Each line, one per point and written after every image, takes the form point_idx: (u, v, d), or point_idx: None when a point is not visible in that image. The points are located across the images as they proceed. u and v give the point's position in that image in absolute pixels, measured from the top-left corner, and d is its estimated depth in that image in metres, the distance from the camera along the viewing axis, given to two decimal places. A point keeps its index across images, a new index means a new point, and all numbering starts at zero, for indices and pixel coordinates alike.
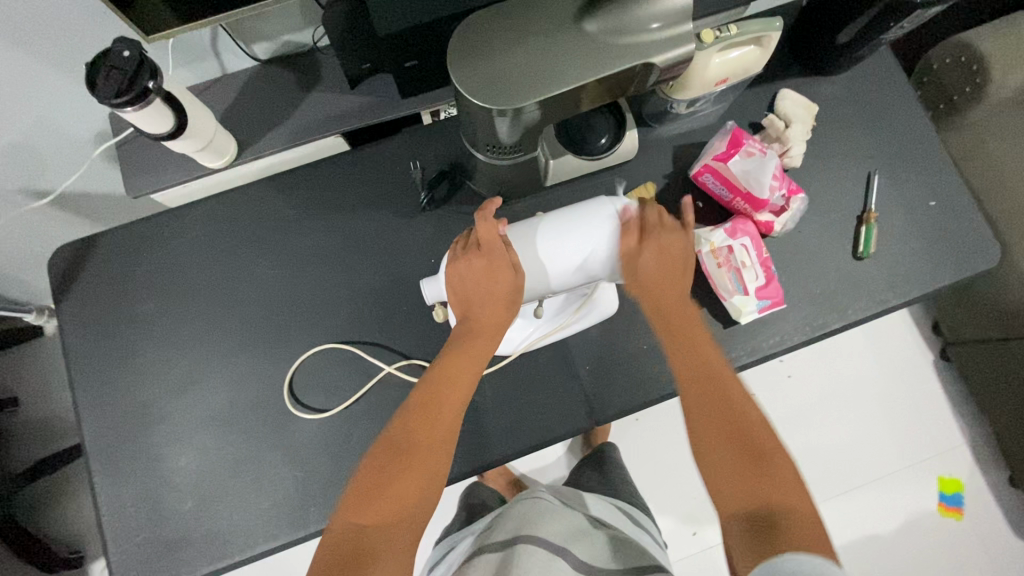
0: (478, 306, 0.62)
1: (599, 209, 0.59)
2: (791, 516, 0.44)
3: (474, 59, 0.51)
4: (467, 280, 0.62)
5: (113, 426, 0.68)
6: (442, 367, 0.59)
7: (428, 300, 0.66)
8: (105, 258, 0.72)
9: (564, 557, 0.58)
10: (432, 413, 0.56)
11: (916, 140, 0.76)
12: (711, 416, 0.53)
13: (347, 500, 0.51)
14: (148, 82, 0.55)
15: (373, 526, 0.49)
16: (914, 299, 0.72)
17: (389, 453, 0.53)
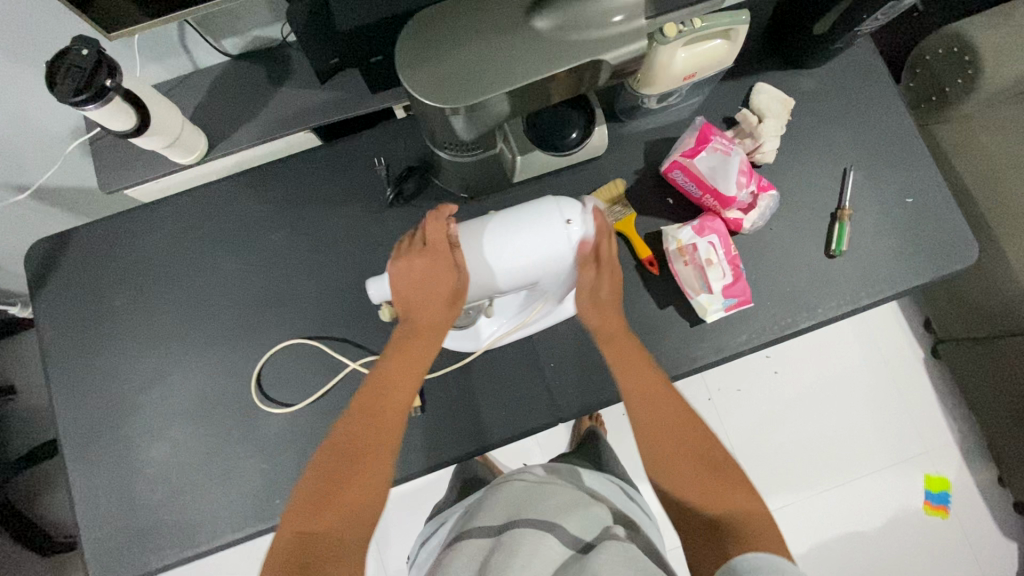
0: (419, 306, 0.63)
1: (547, 210, 0.57)
2: (740, 517, 0.52)
3: (423, 58, 0.50)
4: (410, 279, 0.62)
5: (89, 417, 0.70)
6: (382, 370, 0.62)
7: (375, 300, 0.63)
8: (80, 253, 0.74)
9: (552, 535, 0.57)
10: (373, 416, 0.59)
11: (896, 135, 0.75)
12: (665, 423, 0.59)
13: (296, 509, 0.54)
14: (106, 80, 0.56)
15: (325, 530, 0.52)
16: (886, 298, 0.71)
17: (335, 459, 0.56)
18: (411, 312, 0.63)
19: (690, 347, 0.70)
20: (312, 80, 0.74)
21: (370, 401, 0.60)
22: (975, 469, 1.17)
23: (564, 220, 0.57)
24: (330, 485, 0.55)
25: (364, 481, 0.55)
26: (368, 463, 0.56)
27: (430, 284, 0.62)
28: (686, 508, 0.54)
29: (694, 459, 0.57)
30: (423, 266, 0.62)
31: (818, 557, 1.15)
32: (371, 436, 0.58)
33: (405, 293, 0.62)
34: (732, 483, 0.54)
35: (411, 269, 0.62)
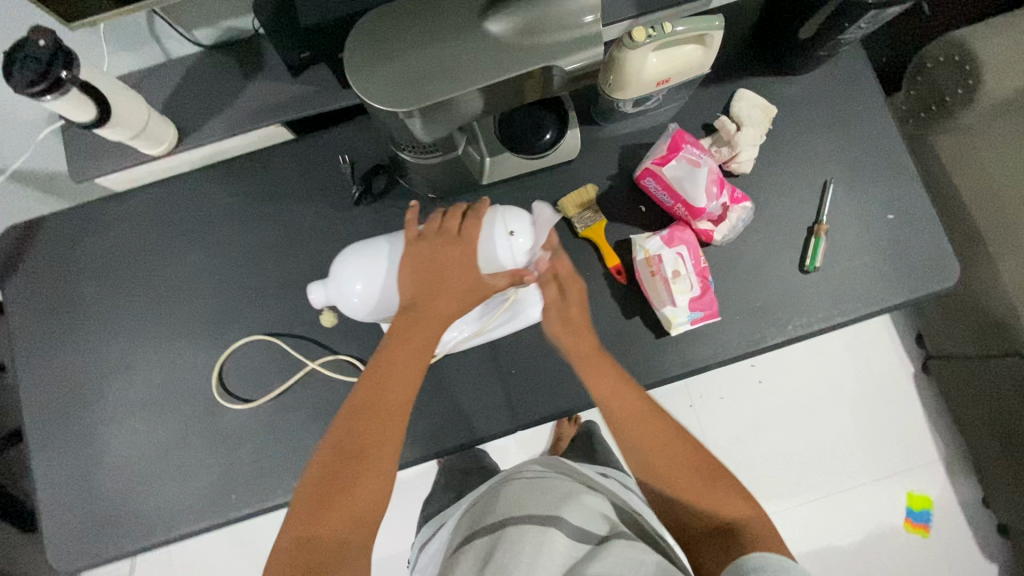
0: (435, 291, 0.55)
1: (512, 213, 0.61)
2: (751, 526, 0.50)
3: (372, 58, 0.49)
4: (432, 259, 0.55)
5: (57, 405, 0.71)
6: (387, 359, 0.54)
7: (316, 306, 0.62)
8: (50, 241, 0.74)
9: (556, 531, 0.50)
10: (378, 414, 0.52)
11: (880, 148, 0.72)
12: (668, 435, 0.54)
13: (296, 512, 0.49)
14: (62, 72, 0.55)
15: (332, 537, 0.47)
16: (862, 316, 0.69)
17: (339, 460, 0.50)
18: (423, 295, 0.55)
19: (655, 360, 0.68)
20: (284, 73, 0.72)
21: (374, 398, 0.52)
22: (961, 489, 1.14)
23: (507, 231, 0.59)
24: (333, 489, 0.49)
25: (375, 486, 0.49)
26: (376, 470, 0.50)
27: (454, 269, 0.56)
28: (689, 522, 0.52)
29: (693, 477, 0.52)
30: (451, 249, 0.56)
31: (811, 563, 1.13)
32: (377, 437, 0.51)
33: (423, 274, 0.55)
34: (735, 491, 0.52)
35: (441, 250, 0.56)
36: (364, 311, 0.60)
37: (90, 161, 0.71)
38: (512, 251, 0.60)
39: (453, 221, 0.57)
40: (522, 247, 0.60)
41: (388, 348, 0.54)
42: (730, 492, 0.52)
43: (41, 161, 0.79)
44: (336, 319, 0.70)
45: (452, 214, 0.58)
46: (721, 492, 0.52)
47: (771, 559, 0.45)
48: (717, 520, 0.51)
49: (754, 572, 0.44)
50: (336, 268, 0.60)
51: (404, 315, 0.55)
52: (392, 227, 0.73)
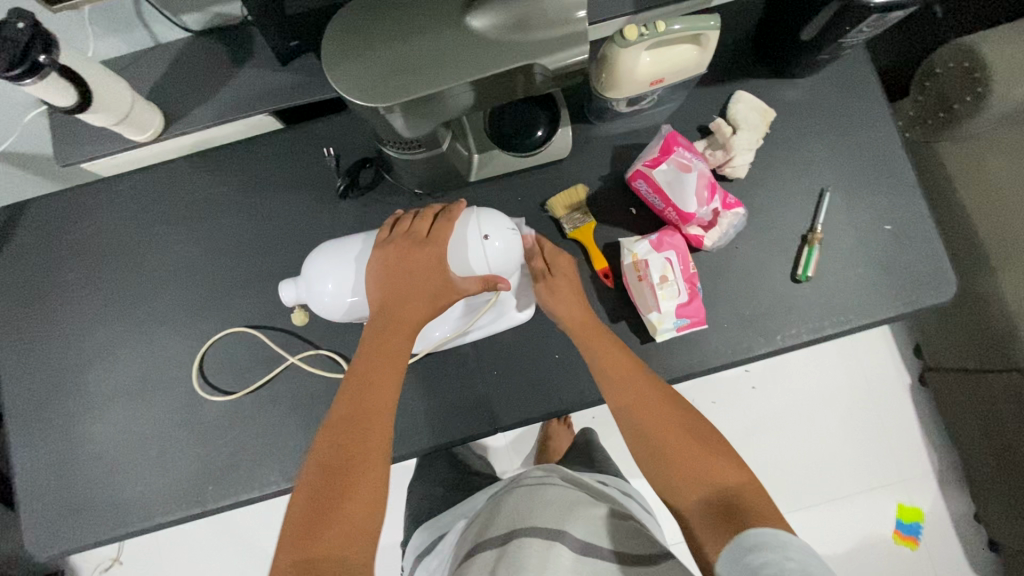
0: (406, 295, 0.55)
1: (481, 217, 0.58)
2: (747, 495, 0.49)
3: (351, 52, 0.48)
4: (401, 264, 0.56)
5: (38, 389, 0.71)
6: (363, 368, 0.53)
7: (287, 302, 0.60)
8: (35, 225, 0.74)
9: (563, 544, 0.49)
10: (360, 421, 0.50)
11: (880, 156, 0.70)
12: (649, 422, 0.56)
13: (286, 538, 0.45)
14: (41, 56, 0.54)
15: (331, 552, 0.44)
16: (853, 328, 0.67)
17: (324, 477, 0.47)
18: (394, 300, 0.55)
19: None
20: (272, 59, 0.70)
21: (355, 404, 0.51)
22: (953, 503, 1.13)
23: (481, 236, 0.57)
24: (325, 502, 0.46)
25: (369, 487, 0.47)
26: (365, 473, 0.48)
27: (422, 271, 0.56)
28: (680, 494, 0.52)
29: (682, 441, 0.54)
30: (419, 252, 0.56)
31: None
32: (360, 440, 0.49)
33: (392, 280, 0.55)
34: (726, 461, 0.52)
35: (409, 255, 0.56)
36: (339, 311, 0.59)
37: (74, 146, 0.70)
38: (485, 255, 0.57)
39: (420, 226, 0.58)
40: (497, 251, 0.57)
41: (363, 353, 0.53)
42: (720, 460, 0.52)
43: (29, 144, 0.78)
44: (308, 318, 0.69)
45: (422, 219, 0.58)
46: (710, 459, 0.52)
47: (767, 535, 0.43)
48: (707, 489, 0.50)
49: (752, 551, 0.42)
50: (308, 267, 0.59)
51: (375, 322, 0.55)
52: (377, 222, 0.72)
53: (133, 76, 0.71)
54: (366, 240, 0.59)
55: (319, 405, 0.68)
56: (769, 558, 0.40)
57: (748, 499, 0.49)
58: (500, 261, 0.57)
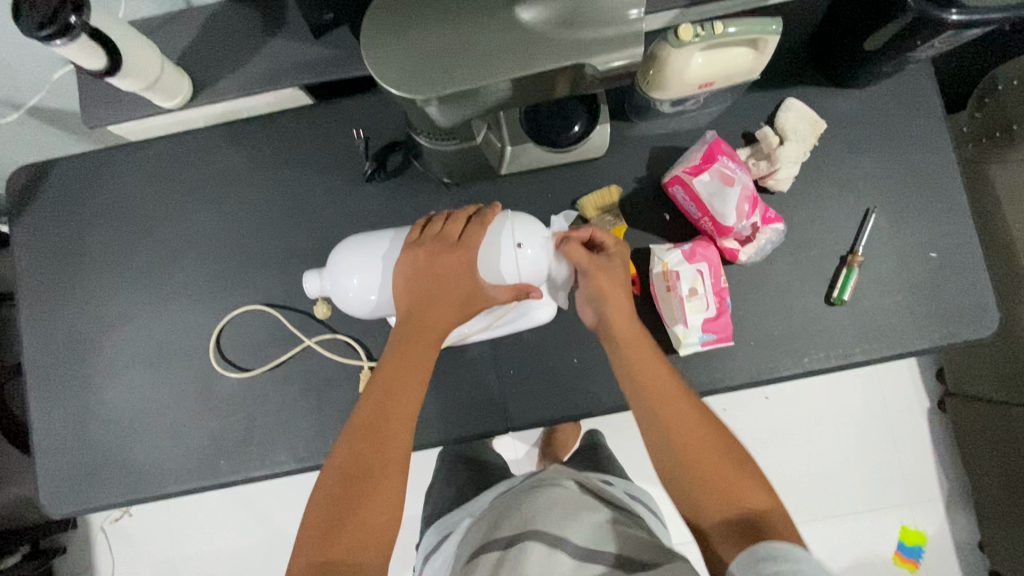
0: (432, 301, 0.54)
1: (518, 223, 0.56)
2: (769, 517, 0.48)
3: (391, 37, 0.45)
4: (429, 269, 0.54)
5: (57, 351, 0.71)
6: (386, 373, 0.52)
7: (310, 294, 0.60)
8: (59, 186, 0.73)
9: (565, 551, 0.49)
10: (380, 427, 0.50)
11: (934, 179, 0.66)
12: (679, 431, 0.53)
13: (303, 538, 0.46)
14: (71, 17, 0.52)
15: (346, 556, 0.45)
16: (884, 357, 0.65)
17: (340, 481, 0.48)
18: (420, 306, 0.54)
19: None
20: (306, 31, 0.67)
21: (376, 410, 0.50)
22: (960, 531, 1.10)
23: (514, 243, 0.55)
24: (341, 507, 0.46)
25: (383, 495, 0.47)
26: (380, 481, 0.48)
27: (451, 278, 0.54)
28: (704, 511, 0.50)
29: (713, 456, 0.52)
30: (449, 257, 0.54)
31: None
32: (378, 446, 0.49)
33: (420, 283, 0.54)
34: (753, 480, 0.51)
35: (438, 259, 0.54)
36: (363, 307, 0.58)
37: (102, 108, 0.69)
38: (517, 263, 0.56)
39: (451, 228, 0.56)
40: (529, 260, 0.56)
41: (388, 358, 0.53)
42: (748, 479, 0.50)
43: (56, 101, 0.77)
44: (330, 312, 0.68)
45: (452, 222, 0.56)
46: (742, 479, 0.50)
47: (780, 548, 0.43)
48: (733, 509, 0.49)
49: (767, 560, 0.42)
50: (334, 259, 0.58)
51: (401, 326, 0.54)
52: (402, 209, 0.70)
53: (163, 40, 0.69)
54: (396, 238, 0.58)
55: (332, 389, 0.68)
56: (782, 568, 0.41)
57: (772, 520, 0.48)
58: (532, 268, 0.56)
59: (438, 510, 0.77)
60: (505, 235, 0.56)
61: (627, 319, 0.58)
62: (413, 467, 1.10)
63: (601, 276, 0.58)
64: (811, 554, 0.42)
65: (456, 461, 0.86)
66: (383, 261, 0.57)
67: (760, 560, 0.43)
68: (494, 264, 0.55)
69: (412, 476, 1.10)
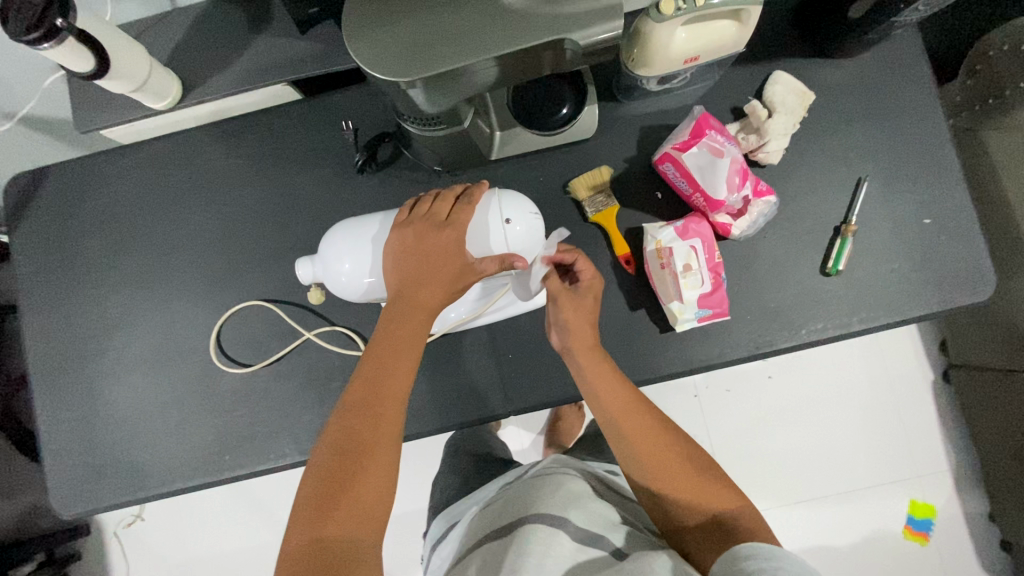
0: (421, 279, 0.53)
1: (499, 203, 0.57)
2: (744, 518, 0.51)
3: (371, 23, 0.46)
4: (417, 248, 0.54)
5: (60, 355, 0.72)
6: (376, 355, 0.52)
7: (305, 282, 0.60)
8: (56, 192, 0.74)
9: (563, 532, 0.50)
10: (374, 408, 0.50)
11: (925, 144, 0.66)
12: (648, 443, 0.55)
13: (297, 515, 0.47)
14: (58, 19, 0.53)
15: (341, 533, 0.46)
16: (881, 324, 0.65)
17: (334, 458, 0.48)
18: (409, 284, 0.53)
19: (656, 354, 0.65)
20: (292, 27, 0.68)
21: (370, 389, 0.51)
22: (968, 503, 1.10)
23: (503, 220, 0.56)
24: (335, 486, 0.47)
25: (378, 474, 0.48)
26: (373, 461, 0.48)
27: (439, 256, 0.54)
28: (682, 519, 0.53)
29: (682, 469, 0.54)
30: (437, 236, 0.54)
31: (822, 561, 1.09)
32: (371, 424, 0.49)
33: (409, 261, 0.54)
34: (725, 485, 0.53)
35: (426, 239, 0.54)
36: (356, 291, 0.59)
37: (95, 113, 0.69)
38: (506, 239, 0.57)
39: (439, 207, 0.56)
40: (518, 235, 0.57)
41: (378, 339, 0.53)
42: (715, 486, 0.53)
43: (50, 109, 0.78)
44: (323, 298, 0.68)
45: (440, 201, 0.56)
46: (709, 485, 0.53)
47: (756, 545, 0.45)
48: (711, 513, 0.52)
49: (747, 559, 0.44)
50: (326, 245, 0.59)
51: (391, 305, 0.54)
52: (395, 198, 0.70)
53: (153, 43, 0.69)
54: (385, 220, 0.58)
55: (333, 381, 0.68)
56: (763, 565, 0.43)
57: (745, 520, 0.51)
58: (519, 244, 0.57)
59: (444, 499, 0.77)
60: (491, 213, 0.56)
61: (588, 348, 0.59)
62: (419, 461, 1.11)
63: (567, 309, 0.59)
64: (787, 551, 0.45)
65: (461, 450, 0.86)
66: (372, 243, 0.57)
67: (740, 558, 0.45)
68: (483, 240, 0.56)
69: (419, 469, 1.11)
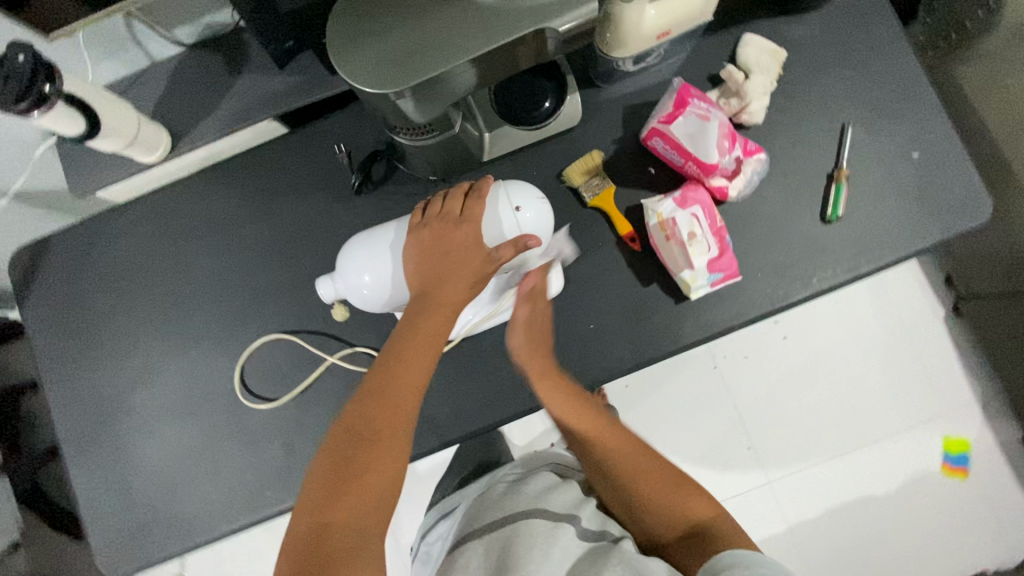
0: (443, 276, 0.54)
1: (513, 192, 0.58)
2: (721, 526, 0.54)
3: (355, 41, 0.47)
4: (436, 245, 0.55)
5: (86, 419, 0.72)
6: (398, 346, 0.52)
7: (326, 300, 0.62)
8: (60, 259, 0.75)
9: (568, 527, 0.57)
10: (389, 397, 0.50)
11: (900, 83, 0.68)
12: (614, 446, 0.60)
13: (307, 497, 0.47)
14: (45, 85, 0.54)
15: (347, 520, 0.45)
16: (889, 262, 0.66)
17: (346, 443, 0.48)
18: (434, 280, 0.55)
19: (676, 325, 0.66)
20: (271, 63, 0.69)
21: (387, 378, 0.50)
22: (1001, 430, 1.10)
23: (513, 207, 0.58)
24: (346, 471, 0.47)
25: (387, 462, 0.47)
26: (382, 450, 0.48)
27: (460, 253, 0.55)
28: (659, 533, 0.56)
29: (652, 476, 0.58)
30: (457, 233, 0.56)
31: (864, 511, 1.10)
32: (384, 413, 0.49)
33: (432, 258, 0.55)
34: (699, 496, 0.57)
35: (444, 236, 0.56)
36: (379, 302, 0.60)
37: (91, 174, 0.71)
38: (518, 226, 0.58)
39: (452, 205, 0.57)
40: (529, 222, 0.58)
41: (401, 332, 0.53)
42: (685, 495, 0.57)
43: (43, 180, 0.79)
44: (348, 313, 0.69)
45: (452, 199, 0.58)
46: (681, 496, 0.57)
47: (741, 554, 0.49)
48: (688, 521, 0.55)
49: (730, 566, 0.47)
50: (344, 261, 0.60)
51: (416, 302, 0.54)
52: (395, 213, 0.71)
53: (136, 100, 0.71)
54: (399, 226, 0.60)
55: None
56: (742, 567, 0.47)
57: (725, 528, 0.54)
58: (531, 231, 0.59)
59: None
60: (499, 205, 0.58)
61: (544, 369, 0.60)
62: None
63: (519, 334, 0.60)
64: (768, 558, 0.48)
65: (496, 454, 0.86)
66: (390, 249, 0.59)
67: (720, 568, 0.48)
68: (500, 228, 0.58)
69: None
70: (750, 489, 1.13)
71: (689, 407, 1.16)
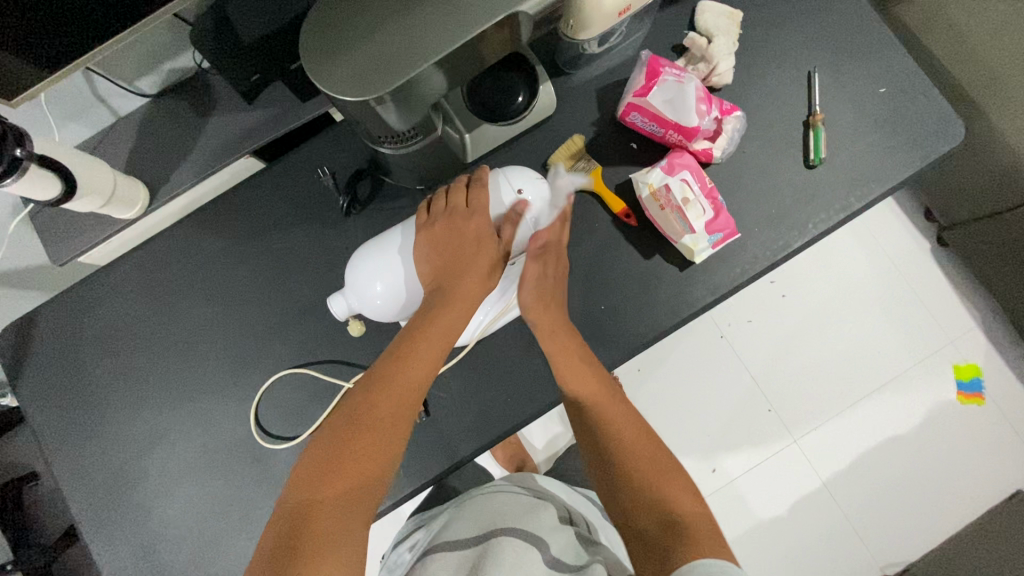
0: (460, 271, 0.58)
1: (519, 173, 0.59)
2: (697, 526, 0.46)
3: (331, 54, 0.47)
4: (449, 240, 0.58)
5: (100, 493, 0.69)
6: (410, 332, 0.55)
7: (339, 317, 0.60)
8: (48, 333, 0.72)
9: (538, 551, 0.59)
10: (394, 386, 0.52)
11: (854, 25, 0.70)
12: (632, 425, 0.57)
13: (303, 468, 0.47)
14: (16, 150, 0.52)
15: (334, 497, 0.45)
16: (877, 196, 0.67)
17: (350, 424, 0.49)
18: (447, 273, 0.58)
19: (685, 292, 0.66)
20: (239, 100, 0.69)
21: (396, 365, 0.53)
22: (1004, 350, 1.13)
23: (514, 190, 0.59)
24: (346, 448, 0.48)
25: (387, 447, 0.49)
26: (381, 433, 0.49)
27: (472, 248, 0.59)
28: (633, 515, 0.49)
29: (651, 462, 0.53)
30: (465, 226, 0.59)
31: (892, 452, 1.11)
32: (389, 398, 0.51)
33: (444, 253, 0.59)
34: (685, 495, 0.50)
35: (455, 229, 0.59)
36: (391, 312, 0.60)
37: (73, 241, 0.69)
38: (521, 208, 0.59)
39: (456, 200, 0.60)
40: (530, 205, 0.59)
41: (416, 320, 0.56)
42: (672, 486, 0.51)
43: (20, 256, 0.77)
44: (364, 326, 0.68)
45: (459, 192, 0.60)
46: (668, 489, 0.50)
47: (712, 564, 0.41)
48: (663, 513, 0.48)
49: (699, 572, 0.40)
50: (352, 273, 0.58)
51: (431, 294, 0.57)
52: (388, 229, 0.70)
53: (106, 158, 0.69)
54: (406, 228, 0.60)
55: None
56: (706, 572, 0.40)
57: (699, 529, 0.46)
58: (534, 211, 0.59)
59: None
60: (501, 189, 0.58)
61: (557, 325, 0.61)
62: None
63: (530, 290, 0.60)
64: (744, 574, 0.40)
65: None
66: (400, 253, 0.58)
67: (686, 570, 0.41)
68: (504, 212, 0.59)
69: None
70: (777, 453, 1.12)
71: (702, 380, 1.16)
